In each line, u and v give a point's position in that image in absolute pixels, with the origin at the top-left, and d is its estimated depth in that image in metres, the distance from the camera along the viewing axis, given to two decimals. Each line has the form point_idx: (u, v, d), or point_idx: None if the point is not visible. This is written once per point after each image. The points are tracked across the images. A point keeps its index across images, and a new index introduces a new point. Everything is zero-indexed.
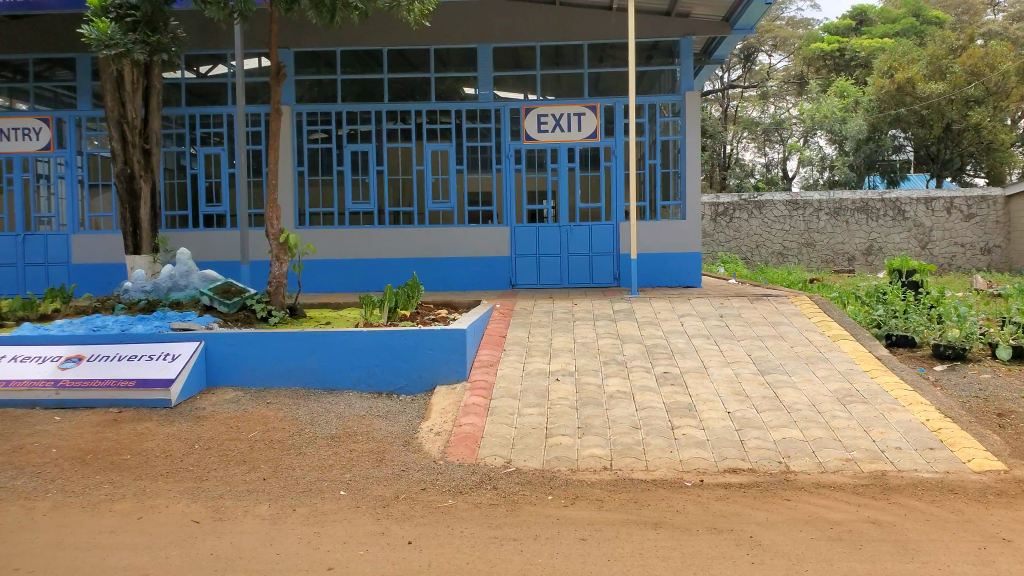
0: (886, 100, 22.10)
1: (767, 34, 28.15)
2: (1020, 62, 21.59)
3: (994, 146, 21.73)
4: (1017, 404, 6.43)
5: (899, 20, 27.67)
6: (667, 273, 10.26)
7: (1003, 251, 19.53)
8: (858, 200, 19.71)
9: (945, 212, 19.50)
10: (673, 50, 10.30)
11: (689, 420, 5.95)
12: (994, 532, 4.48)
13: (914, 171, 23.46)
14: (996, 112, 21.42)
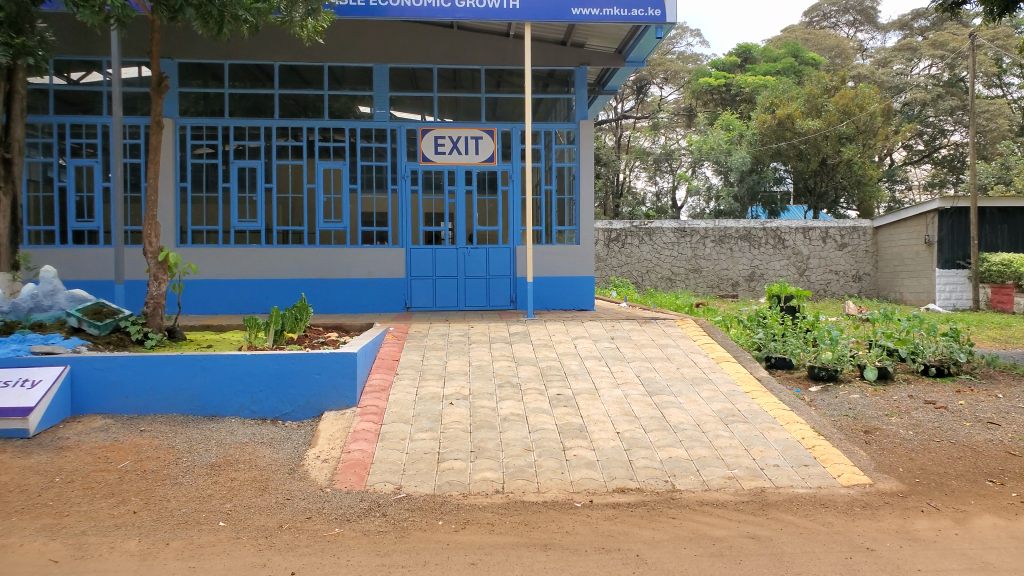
0: (768, 134, 23.48)
1: (658, 67, 29.18)
2: (885, 103, 23.24)
3: (864, 180, 23.42)
4: (881, 422, 6.90)
5: (779, 59, 29.39)
6: (562, 297, 10.44)
7: (871, 278, 21.16)
8: (741, 229, 20.70)
9: (821, 241, 20.85)
10: (568, 79, 10.58)
11: (580, 440, 6.04)
12: (860, 543, 4.78)
13: (794, 202, 24.99)
14: (866, 149, 23.09)
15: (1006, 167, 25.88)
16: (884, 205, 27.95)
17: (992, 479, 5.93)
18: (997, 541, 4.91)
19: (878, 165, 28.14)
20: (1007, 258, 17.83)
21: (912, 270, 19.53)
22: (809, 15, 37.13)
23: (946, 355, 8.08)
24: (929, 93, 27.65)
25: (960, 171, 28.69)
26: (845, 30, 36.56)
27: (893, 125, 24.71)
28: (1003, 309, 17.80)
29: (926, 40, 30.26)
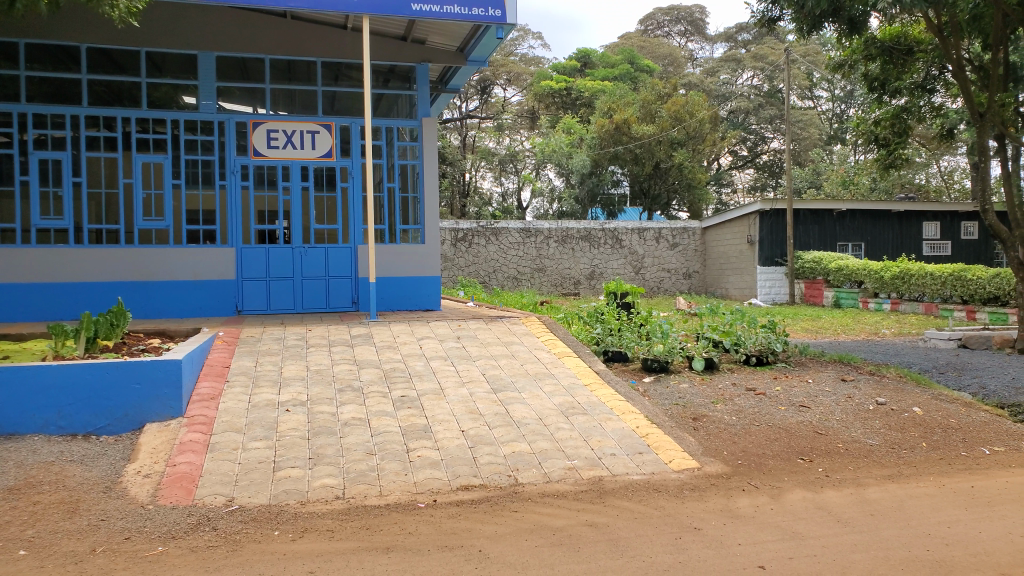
0: (606, 138, 24.43)
1: (502, 68, 29.43)
2: (712, 111, 24.95)
3: (693, 184, 25.22)
4: (707, 409, 7.38)
5: (617, 65, 30.74)
6: (408, 297, 10.37)
7: (699, 275, 22.80)
8: (582, 229, 21.48)
9: (654, 241, 22.14)
10: (410, 75, 10.53)
11: (424, 441, 6.02)
12: (688, 523, 5.09)
13: (630, 205, 26.35)
14: (695, 154, 24.81)
15: (815, 172, 28.62)
16: (712, 207, 30.01)
17: (803, 457, 6.55)
18: (805, 513, 5.42)
19: (708, 169, 30.23)
20: (817, 256, 19.64)
21: (737, 267, 21.13)
22: (644, 24, 39.02)
23: (765, 345, 8.79)
24: (751, 102, 30.03)
25: (779, 175, 31.28)
26: (677, 39, 38.88)
27: (719, 132, 26.60)
28: (813, 302, 19.66)
29: (748, 53, 32.72)
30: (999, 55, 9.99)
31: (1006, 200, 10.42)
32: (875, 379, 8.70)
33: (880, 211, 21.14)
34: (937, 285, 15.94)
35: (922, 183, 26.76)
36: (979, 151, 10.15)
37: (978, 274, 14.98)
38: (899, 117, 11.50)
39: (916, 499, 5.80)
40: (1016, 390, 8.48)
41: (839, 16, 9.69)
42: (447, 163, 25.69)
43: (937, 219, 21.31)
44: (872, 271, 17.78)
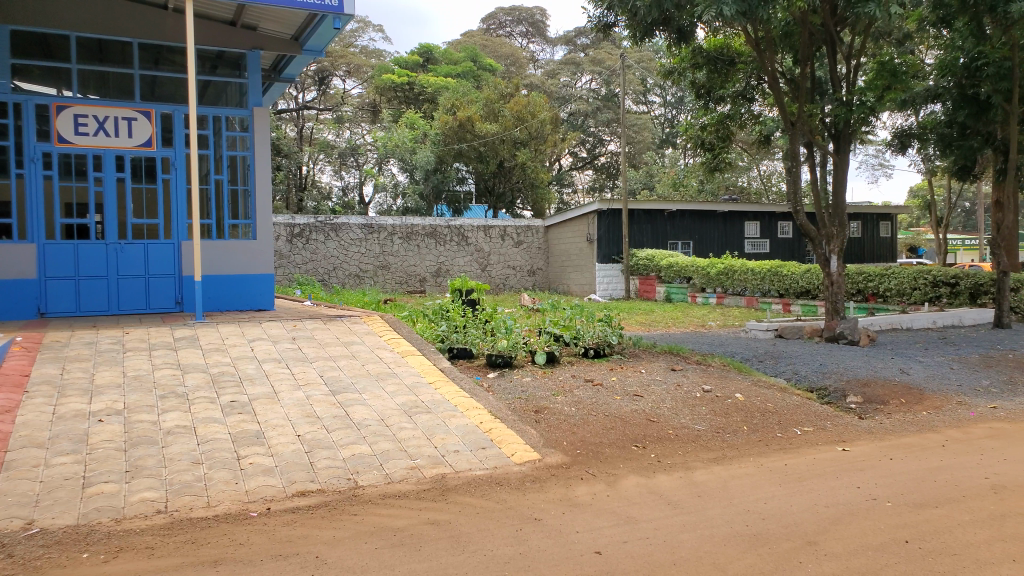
0: (449, 135, 24.58)
1: (341, 59, 29.07)
2: (553, 112, 25.74)
3: (536, 184, 25.99)
4: (548, 401, 7.57)
5: (459, 62, 30.93)
6: (242, 296, 9.89)
7: (543, 273, 23.57)
8: (427, 226, 21.45)
9: (500, 238, 22.59)
10: (240, 62, 10.01)
11: (257, 447, 5.74)
12: (529, 514, 5.19)
13: (476, 202, 26.65)
14: (537, 154, 25.53)
15: (649, 175, 30.29)
16: (555, 206, 31.01)
17: (637, 444, 6.88)
18: (638, 497, 5.69)
19: (550, 169, 31.15)
20: (650, 254, 20.73)
21: (578, 265, 21.96)
22: (487, 22, 39.54)
23: (602, 338, 9.16)
24: (590, 105, 31.30)
25: (616, 177, 32.77)
26: (519, 39, 39.69)
27: (560, 133, 27.51)
28: (647, 297, 20.68)
29: (587, 57, 33.98)
30: (807, 70, 10.98)
31: (813, 202, 11.45)
32: (702, 368, 9.30)
33: (707, 212, 22.62)
34: (757, 280, 17.29)
35: (744, 186, 28.95)
36: (791, 156, 11.11)
37: (792, 270, 16.38)
38: (723, 123, 12.36)
39: (737, 478, 6.25)
40: (822, 374, 9.38)
41: (669, 25, 10.27)
42: (282, 155, 24.60)
43: (757, 219, 23.17)
44: (699, 267, 18.98)
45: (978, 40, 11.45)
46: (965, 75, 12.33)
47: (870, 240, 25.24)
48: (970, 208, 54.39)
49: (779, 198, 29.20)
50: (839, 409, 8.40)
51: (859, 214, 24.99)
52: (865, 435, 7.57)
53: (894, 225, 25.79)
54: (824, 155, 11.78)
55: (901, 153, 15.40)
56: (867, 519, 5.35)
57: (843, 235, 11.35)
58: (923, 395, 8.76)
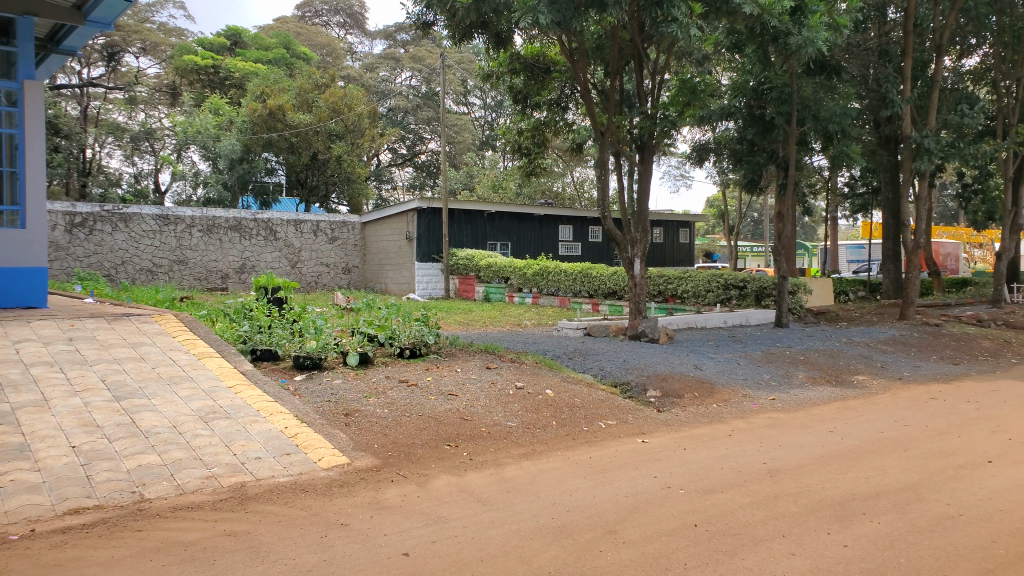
0: (258, 123, 23.40)
1: (134, 34, 26.46)
2: (371, 107, 25.46)
3: (353, 178, 25.59)
4: (360, 404, 7.39)
5: (270, 49, 29.76)
6: (8, 292, 8.80)
7: (360, 271, 23.31)
8: (231, 219, 20.39)
9: (312, 234, 22.00)
10: (7, 29, 8.97)
11: (20, 463, 5.13)
12: (335, 520, 5.03)
13: (286, 194, 25.95)
14: (354, 148, 25.14)
15: (468, 175, 30.76)
16: (371, 204, 30.65)
17: (449, 443, 6.91)
18: (449, 496, 5.71)
19: (369, 165, 30.70)
20: (470, 254, 20.95)
21: (396, 263, 21.89)
22: (302, 9, 38.24)
23: (418, 338, 9.06)
24: (410, 101, 31.27)
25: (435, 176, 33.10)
26: (336, 30, 38.82)
27: (379, 129, 27.18)
28: (466, 297, 20.96)
29: (407, 54, 33.86)
30: (616, 82, 11.56)
31: (620, 209, 12.10)
32: (515, 366, 9.52)
33: (523, 214, 23.29)
34: (569, 281, 18.00)
35: (558, 191, 30.38)
36: (601, 164, 11.66)
37: (601, 271, 17.23)
38: (539, 130, 12.76)
39: (545, 473, 6.45)
40: (626, 369, 9.93)
41: (486, 29, 10.44)
42: (61, 135, 21.74)
43: (570, 222, 24.22)
44: (517, 267, 19.54)
45: (764, 67, 12.62)
46: (753, 97, 13.58)
47: (671, 245, 27.20)
48: (756, 217, 60.32)
49: (591, 203, 30.76)
50: (640, 403, 8.94)
51: (662, 221, 26.85)
52: (662, 427, 8.12)
53: (692, 232, 27.97)
54: (631, 165, 12.42)
55: (699, 165, 16.84)
56: (662, 506, 5.72)
57: (645, 239, 12.02)
58: (714, 388, 9.55)
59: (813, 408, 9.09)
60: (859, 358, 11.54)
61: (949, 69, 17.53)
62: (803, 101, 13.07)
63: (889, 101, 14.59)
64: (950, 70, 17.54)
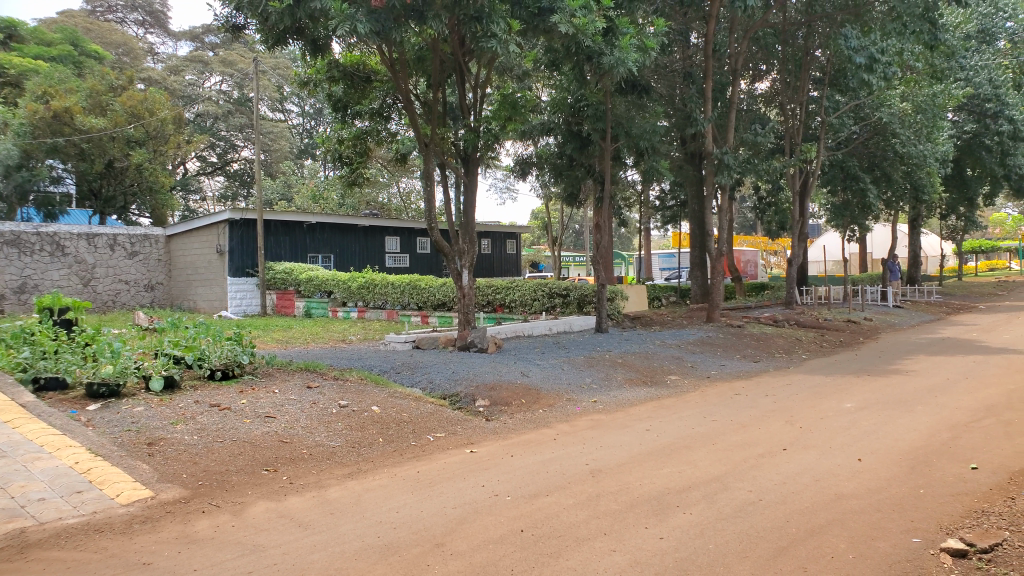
0: (41, 127, 21.07)
1: None
2: (176, 112, 24.07)
3: (155, 188, 23.94)
4: (165, 431, 6.83)
5: (54, 45, 27.10)
6: None
7: (164, 287, 21.87)
8: (7, 233, 18.44)
9: (108, 248, 20.43)
10: None
11: None
12: (136, 560, 4.59)
13: (77, 205, 24.21)
14: (157, 155, 23.60)
15: (286, 185, 30.24)
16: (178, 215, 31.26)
17: (267, 468, 6.56)
18: (268, 523, 5.40)
19: (172, 172, 28.82)
20: (289, 268, 20.33)
21: (205, 278, 20.73)
22: (92, 3, 35.14)
23: (231, 358, 8.55)
24: (220, 107, 30.38)
25: (248, 184, 33.59)
26: (134, 28, 36.22)
27: (185, 135, 25.64)
28: (286, 312, 20.24)
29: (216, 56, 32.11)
30: (438, 94, 11.57)
31: (447, 220, 12.12)
32: (339, 384, 9.19)
33: (346, 226, 22.84)
34: (397, 293, 17.78)
35: (385, 203, 30.30)
36: (426, 176, 11.57)
37: (429, 284, 17.15)
38: (361, 139, 12.51)
39: (371, 491, 6.29)
40: (455, 381, 9.91)
41: (302, 35, 10.15)
42: None
43: (397, 234, 24.07)
44: (341, 281, 19.13)
45: (581, 85, 13.21)
46: (572, 113, 14.17)
47: (498, 256, 27.74)
48: (579, 229, 63.31)
49: (417, 215, 30.92)
50: (469, 413, 8.98)
51: (489, 232, 27.34)
52: (490, 435, 8.19)
53: (518, 243, 28.72)
54: (456, 177, 12.49)
55: (522, 178, 17.40)
56: (489, 515, 5.74)
57: (472, 250, 12.18)
58: (540, 395, 9.78)
59: (632, 408, 9.56)
60: (672, 359, 12.33)
61: (745, 92, 19.30)
62: (617, 118, 13.84)
63: (693, 120, 15.82)
64: (744, 93, 19.29)
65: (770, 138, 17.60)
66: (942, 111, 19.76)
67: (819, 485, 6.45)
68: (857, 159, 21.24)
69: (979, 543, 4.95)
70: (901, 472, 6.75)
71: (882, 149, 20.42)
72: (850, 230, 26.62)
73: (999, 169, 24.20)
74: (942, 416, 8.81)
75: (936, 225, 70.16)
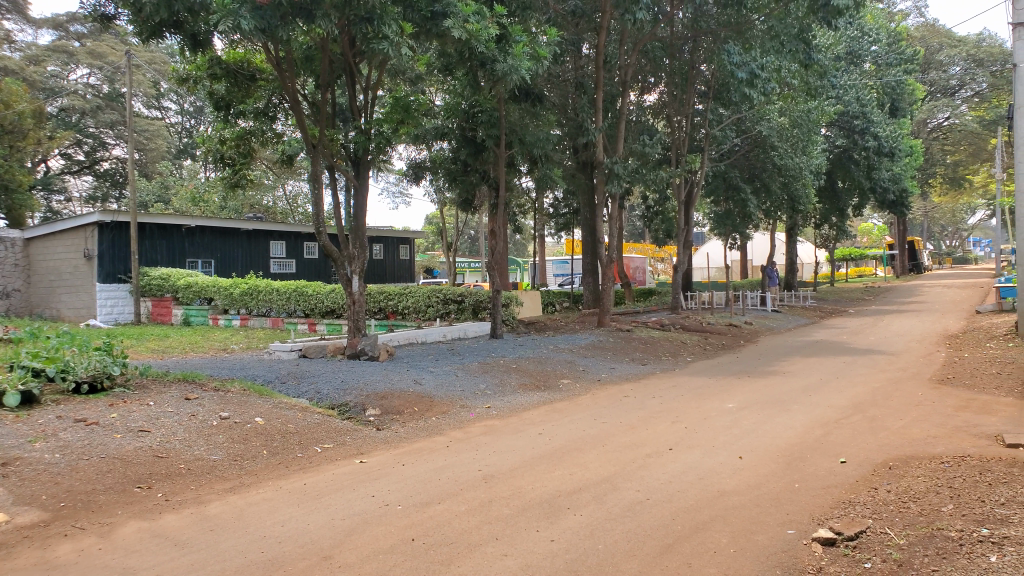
0: None
1: None
2: (35, 105, 22.59)
3: (12, 187, 22.19)
4: (22, 451, 6.32)
5: None
6: None
7: (22, 294, 20.67)
8: None
9: None
10: None
11: None
12: None
13: None
14: (14, 151, 22.07)
15: (162, 187, 28.93)
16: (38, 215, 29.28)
17: (140, 485, 6.19)
18: (140, 544, 5.08)
19: (31, 170, 26.86)
20: (165, 273, 19.28)
21: (71, 285, 19.59)
22: None
23: (99, 370, 8.02)
24: (86, 102, 28.62)
25: (119, 184, 32.06)
26: None
27: (47, 130, 23.97)
28: (162, 320, 19.22)
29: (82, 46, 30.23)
30: (327, 95, 11.29)
31: (336, 225, 11.83)
32: (219, 395, 8.78)
33: (228, 229, 22.04)
34: (283, 300, 17.24)
35: (269, 206, 29.73)
36: (313, 178, 11.23)
37: (316, 290, 16.66)
38: (244, 139, 12.06)
39: (255, 505, 6.03)
40: (344, 390, 9.67)
41: (180, 29, 9.69)
42: None
43: (283, 238, 23.40)
44: (222, 287, 18.40)
45: (474, 91, 13.24)
46: (466, 118, 14.18)
47: (391, 261, 27.44)
48: (473, 235, 63.55)
49: (305, 219, 30.35)
50: (358, 423, 8.78)
51: (381, 237, 27.00)
52: (381, 445, 8.04)
53: (412, 248, 28.50)
54: (346, 181, 12.24)
55: (416, 182, 17.34)
56: (380, 525, 5.62)
57: (362, 256, 11.94)
58: (433, 402, 9.69)
59: (524, 413, 9.62)
60: (564, 364, 12.51)
61: (634, 104, 19.62)
62: (511, 125, 13.97)
63: (585, 129, 16.18)
64: (634, 104, 19.90)
65: (658, 149, 18.26)
66: (815, 126, 21.04)
67: (703, 482, 6.68)
68: (738, 171, 22.33)
69: (846, 531, 5.25)
70: (777, 468, 7.10)
71: (761, 161, 21.55)
72: (732, 239, 27.90)
73: (865, 182, 26.00)
74: (815, 414, 9.33)
75: (808, 233, 74.67)
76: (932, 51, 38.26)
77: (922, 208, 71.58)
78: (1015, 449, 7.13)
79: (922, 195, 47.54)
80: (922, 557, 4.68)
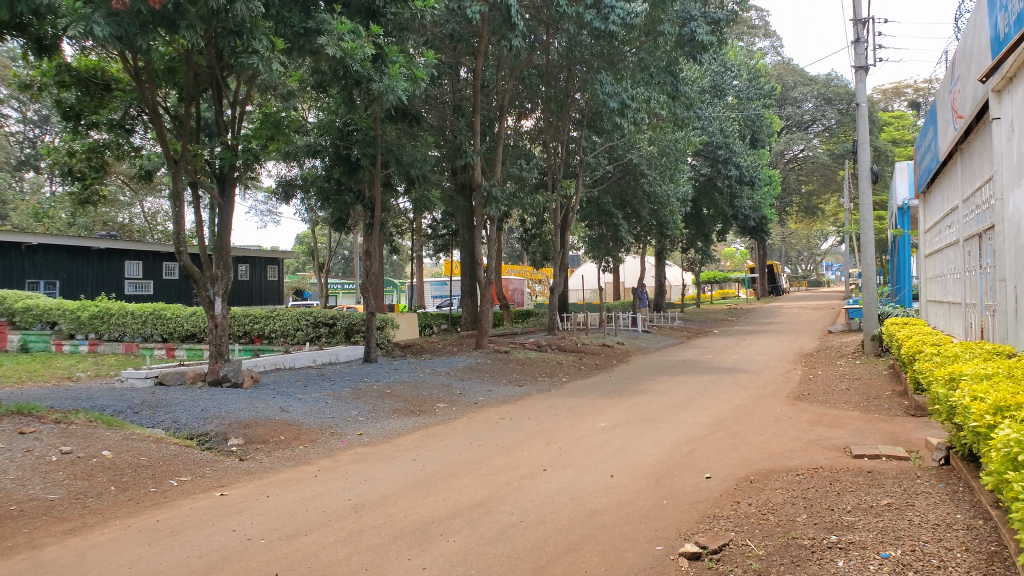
0: None
1: None
2: None
3: None
4: None
5: None
6: None
7: None
8: None
9: None
10: None
11: None
12: None
13: None
14: None
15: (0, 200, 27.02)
16: None
17: None
18: None
19: None
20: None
21: None
22: None
23: None
24: None
25: None
26: None
27: None
28: None
29: None
30: (191, 108, 10.74)
31: (199, 244, 11.26)
32: (60, 428, 8.09)
33: (75, 248, 20.80)
34: (138, 324, 16.28)
35: (124, 223, 28.24)
36: (174, 196, 10.65)
37: (175, 313, 15.87)
38: (96, 152, 11.30)
39: (99, 546, 5.57)
40: (204, 420, 9.15)
41: (23, 32, 8.97)
42: None
43: (138, 258, 22.21)
44: (67, 310, 17.18)
45: (349, 109, 13.03)
46: (340, 136, 13.95)
47: (257, 283, 26.45)
48: (347, 255, 62.41)
49: (165, 236, 29.05)
50: (219, 454, 8.32)
51: (248, 257, 26.06)
52: (244, 476, 7.65)
53: (280, 269, 27.63)
54: (210, 200, 11.70)
55: (287, 201, 16.88)
56: (240, 561, 5.31)
57: (227, 277, 11.44)
58: (301, 430, 9.34)
59: (398, 439, 9.42)
60: (441, 388, 12.38)
61: (511, 128, 20.24)
62: (387, 145, 13.87)
63: (462, 151, 16.30)
64: (511, 129, 20.38)
65: (534, 174, 18.54)
66: (682, 156, 22.08)
67: (575, 502, 6.76)
68: (611, 197, 23.22)
69: (709, 545, 5.43)
70: (647, 485, 7.28)
71: (632, 188, 22.53)
72: (605, 262, 28.78)
73: (728, 209, 27.61)
74: (682, 431, 9.70)
75: (678, 256, 78.33)
76: (788, 88, 41.24)
77: (780, 234, 76.56)
78: (861, 460, 7.66)
79: (780, 222, 50.89)
80: (778, 566, 4.89)
